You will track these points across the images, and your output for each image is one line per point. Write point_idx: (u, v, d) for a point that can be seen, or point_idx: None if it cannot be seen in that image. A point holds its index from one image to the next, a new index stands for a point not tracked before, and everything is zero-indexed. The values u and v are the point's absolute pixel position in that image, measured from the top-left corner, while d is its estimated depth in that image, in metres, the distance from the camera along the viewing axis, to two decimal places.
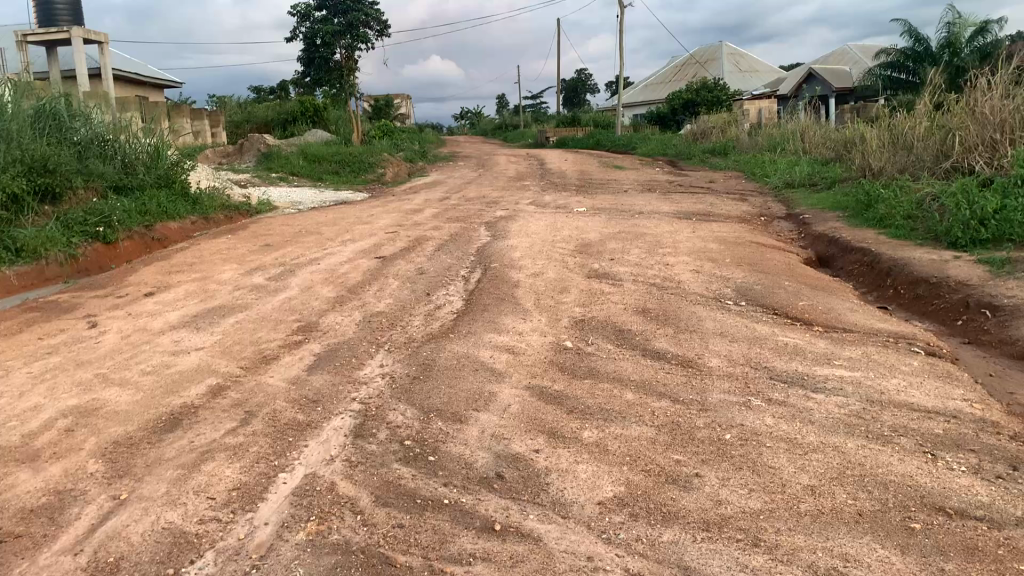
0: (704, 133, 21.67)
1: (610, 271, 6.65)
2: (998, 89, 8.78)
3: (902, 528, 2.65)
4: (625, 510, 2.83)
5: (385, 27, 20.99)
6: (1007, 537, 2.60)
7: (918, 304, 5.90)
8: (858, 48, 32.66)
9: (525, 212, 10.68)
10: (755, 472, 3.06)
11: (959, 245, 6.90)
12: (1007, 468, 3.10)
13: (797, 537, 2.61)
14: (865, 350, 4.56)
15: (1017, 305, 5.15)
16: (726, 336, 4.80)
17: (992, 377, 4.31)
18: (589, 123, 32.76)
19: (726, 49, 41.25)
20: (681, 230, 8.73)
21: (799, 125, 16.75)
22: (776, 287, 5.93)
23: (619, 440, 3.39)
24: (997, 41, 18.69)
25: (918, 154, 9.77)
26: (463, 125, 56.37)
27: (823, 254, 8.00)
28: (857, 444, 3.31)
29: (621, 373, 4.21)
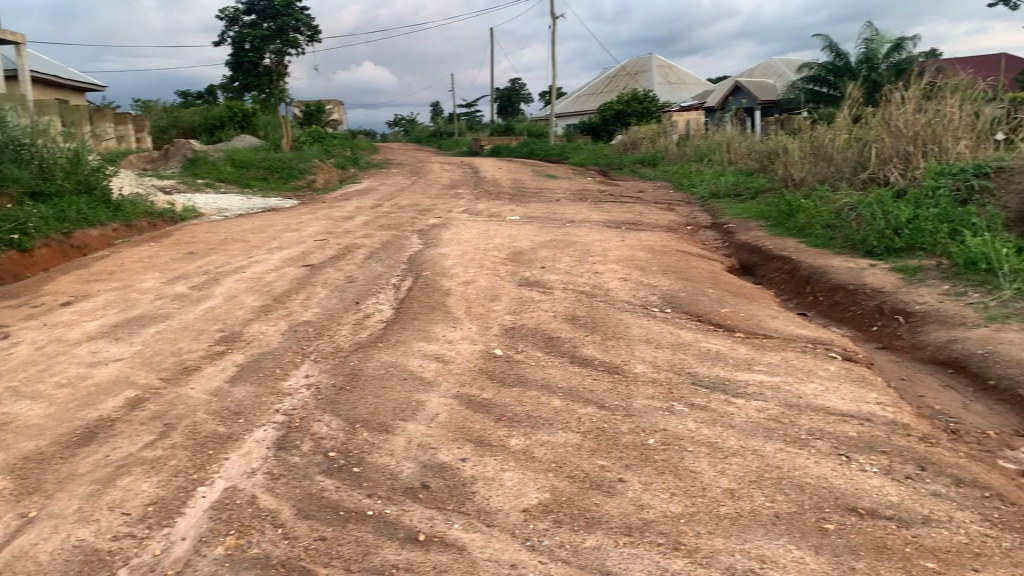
0: (633, 143, 21.98)
1: (541, 279, 6.68)
2: (912, 102, 9.11)
3: (816, 529, 2.72)
4: (549, 517, 2.85)
5: (315, 32, 20.73)
6: (915, 535, 2.70)
7: (835, 311, 6.09)
8: (781, 62, 33.62)
9: (458, 219, 10.67)
10: (677, 477, 3.11)
11: (874, 254, 7.15)
12: (916, 468, 3.22)
13: (716, 540, 2.66)
14: (785, 355, 4.68)
15: (927, 311, 5.36)
16: (652, 342, 4.88)
17: (904, 380, 4.48)
18: (523, 132, 32.87)
19: (656, 61, 41.98)
20: (610, 238, 8.85)
21: (725, 136, 17.14)
22: (700, 295, 6.05)
23: (545, 447, 3.41)
24: (911, 58, 19.52)
25: (838, 166, 10.11)
26: (396, 132, 55.97)
27: (746, 262, 8.20)
28: (776, 447, 3.39)
29: (548, 380, 4.24)
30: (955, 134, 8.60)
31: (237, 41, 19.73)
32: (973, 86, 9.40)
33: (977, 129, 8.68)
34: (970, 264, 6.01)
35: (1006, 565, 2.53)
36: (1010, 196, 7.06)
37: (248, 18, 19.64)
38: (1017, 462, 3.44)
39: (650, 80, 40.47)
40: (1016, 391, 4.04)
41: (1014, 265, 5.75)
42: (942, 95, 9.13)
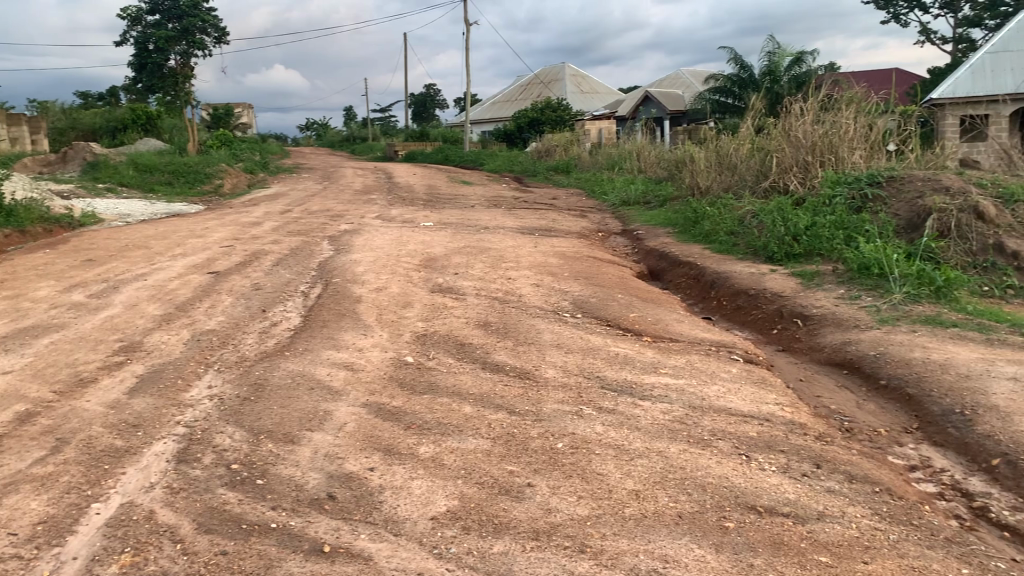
0: (547, 152, 22.15)
1: (454, 285, 6.66)
2: (811, 113, 9.47)
3: (717, 527, 2.80)
4: (457, 524, 2.84)
5: (223, 35, 20.24)
6: (810, 531, 2.80)
7: (738, 314, 6.27)
8: (689, 74, 34.53)
9: (370, 225, 10.55)
10: (584, 480, 3.14)
11: (775, 260, 7.40)
12: (812, 466, 3.34)
13: (621, 542, 2.70)
14: (690, 359, 4.80)
15: (824, 314, 5.58)
16: (563, 347, 4.93)
17: (801, 381, 4.64)
18: (438, 138, 32.79)
19: (569, 70, 42.53)
20: (524, 245, 8.89)
21: (635, 144, 17.48)
22: (610, 300, 6.15)
23: (455, 454, 3.40)
24: (810, 71, 20.36)
25: (741, 175, 10.43)
26: (308, 137, 55.06)
27: (654, 268, 8.36)
28: (679, 448, 3.47)
29: (459, 387, 4.23)
30: (850, 145, 8.98)
31: (140, 41, 19.09)
32: (866, 99, 9.83)
33: (870, 140, 9.09)
34: (863, 268, 6.28)
35: (893, 556, 2.66)
36: (900, 204, 7.41)
37: (151, 18, 19.05)
38: (906, 458, 3.61)
39: (563, 89, 40.97)
40: (905, 390, 4.24)
41: (903, 269, 6.04)
42: (837, 107, 9.53)
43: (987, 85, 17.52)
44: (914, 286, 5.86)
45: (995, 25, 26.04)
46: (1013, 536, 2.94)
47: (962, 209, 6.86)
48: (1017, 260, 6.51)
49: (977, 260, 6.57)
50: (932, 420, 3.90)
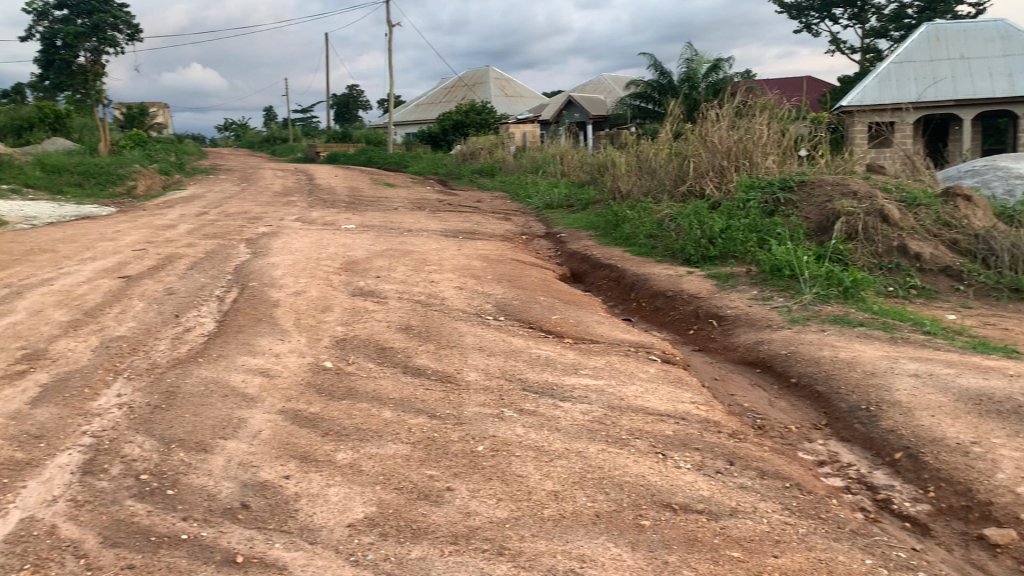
0: (471, 154, 22.14)
1: (375, 288, 6.61)
2: (726, 119, 9.72)
3: (634, 526, 2.83)
4: (375, 531, 2.80)
5: (135, 32, 19.65)
6: (723, 527, 2.86)
7: (657, 316, 6.38)
8: (611, 79, 35.05)
9: (289, 228, 10.38)
10: (504, 482, 3.14)
11: (692, 262, 7.57)
12: (725, 463, 3.42)
13: (539, 543, 2.72)
14: (610, 360, 4.85)
15: (739, 315, 5.72)
16: (484, 350, 4.93)
17: (717, 380, 4.74)
18: (361, 139, 32.45)
19: (492, 74, 42.62)
20: (447, 248, 8.86)
21: (558, 148, 17.63)
22: (532, 302, 6.18)
23: (373, 459, 3.35)
24: (727, 78, 20.91)
25: (660, 180, 10.63)
26: (226, 137, 53.79)
27: (576, 270, 8.44)
28: (598, 448, 3.51)
29: (379, 391, 4.18)
30: (764, 150, 9.26)
31: (46, 37, 18.33)
32: (779, 105, 10.14)
33: (782, 146, 9.38)
34: (775, 270, 6.47)
35: (802, 549, 2.74)
36: (810, 208, 7.66)
37: (59, 13, 18.35)
38: (815, 454, 3.73)
39: (487, 92, 41.05)
40: (814, 387, 4.38)
41: (813, 271, 6.24)
42: (751, 113, 9.80)
43: (892, 94, 18.30)
44: (824, 287, 6.07)
45: (900, 37, 27.20)
46: (913, 526, 3.07)
47: (868, 213, 7.13)
48: (918, 262, 6.80)
49: (882, 261, 6.84)
50: (840, 416, 4.04)
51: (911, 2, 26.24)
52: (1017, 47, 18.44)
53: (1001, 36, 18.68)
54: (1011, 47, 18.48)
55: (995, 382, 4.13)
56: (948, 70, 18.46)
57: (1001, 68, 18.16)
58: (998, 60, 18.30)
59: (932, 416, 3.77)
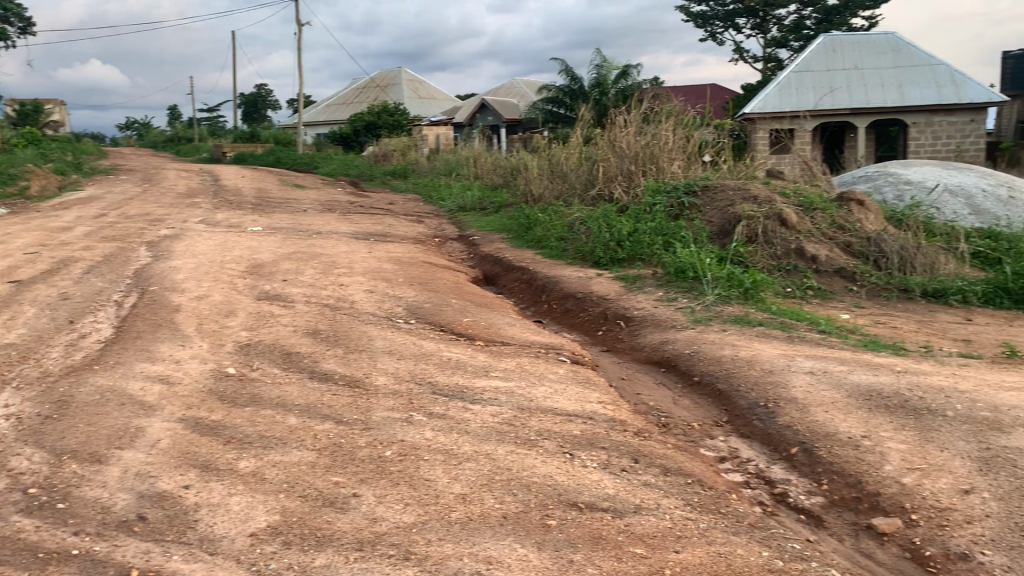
0: (383, 155, 21.96)
1: (282, 292, 6.48)
2: (633, 125, 9.93)
3: (540, 526, 2.86)
4: (278, 539, 2.75)
5: (28, 25, 18.79)
6: (627, 524, 2.92)
7: (567, 317, 6.45)
8: (523, 83, 35.30)
9: (193, 230, 10.07)
10: (411, 487, 3.12)
11: (601, 264, 7.70)
12: (630, 461, 3.49)
13: (446, 546, 2.71)
14: (519, 361, 4.88)
15: (645, 316, 5.84)
16: (394, 354, 4.89)
17: (623, 380, 4.83)
18: (270, 139, 31.78)
19: (405, 75, 42.35)
20: (357, 250, 8.76)
21: (471, 151, 17.67)
22: (444, 305, 6.16)
23: (277, 467, 3.28)
24: (635, 84, 21.34)
25: (571, 183, 10.77)
26: (127, 135, 51.85)
27: (488, 272, 8.47)
28: (507, 449, 3.53)
29: (284, 398, 4.10)
30: (670, 156, 9.50)
31: None
32: (684, 112, 10.41)
33: (687, 151, 9.63)
34: (680, 272, 6.64)
35: (702, 544, 2.81)
36: (713, 211, 7.89)
37: None
38: (716, 450, 3.84)
39: (400, 93, 40.81)
40: (716, 385, 4.50)
41: (715, 272, 6.43)
42: (658, 120, 10.02)
43: (791, 102, 18.99)
44: (725, 287, 6.26)
45: (799, 47, 28.26)
46: (808, 518, 3.19)
47: (768, 216, 7.38)
48: (815, 263, 7.07)
49: (781, 263, 7.09)
50: (739, 413, 4.17)
51: (809, 13, 27.28)
52: (905, 59, 19.40)
53: (891, 49, 19.69)
54: (900, 59, 19.43)
55: (883, 378, 4.34)
56: (843, 80, 19.28)
57: (892, 78, 19.04)
58: (889, 71, 19.20)
59: (826, 412, 3.93)
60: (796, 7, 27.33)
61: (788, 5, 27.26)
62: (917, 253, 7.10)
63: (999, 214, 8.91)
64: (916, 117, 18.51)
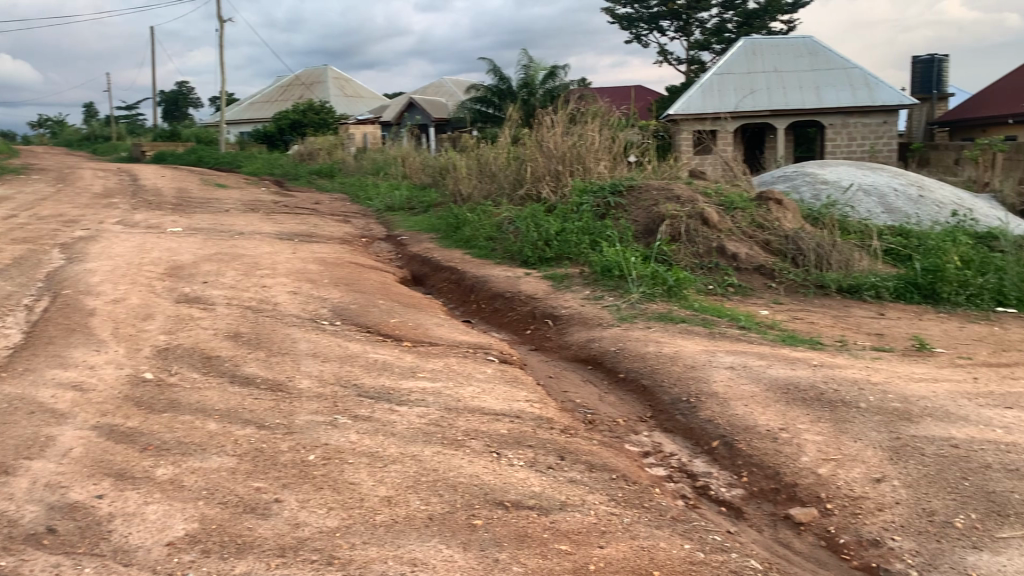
0: (309, 155, 21.63)
1: (202, 294, 6.32)
2: (560, 125, 9.99)
3: (466, 526, 2.85)
4: (196, 548, 2.68)
5: None
6: (552, 521, 2.93)
7: (495, 317, 6.45)
8: (451, 83, 35.22)
9: (110, 232, 9.74)
10: (335, 491, 3.08)
11: (529, 263, 7.73)
12: (556, 459, 3.51)
13: (370, 550, 2.68)
14: (447, 361, 4.87)
15: (572, 314, 5.89)
16: (319, 356, 4.82)
17: (551, 378, 4.86)
18: (192, 138, 30.98)
19: (331, 73, 41.77)
20: (281, 251, 8.61)
21: (399, 150, 17.54)
22: (370, 306, 6.10)
23: (197, 473, 3.20)
24: (562, 85, 21.51)
25: (499, 183, 10.78)
26: (40, 133, 49.89)
27: (415, 273, 8.42)
28: (433, 450, 3.51)
29: (204, 403, 4.00)
30: (596, 156, 9.60)
31: None
32: (609, 113, 10.53)
33: (613, 152, 9.75)
34: (606, 270, 6.71)
35: (626, 539, 2.85)
36: (638, 210, 8.00)
37: None
38: (641, 445, 3.89)
39: (326, 92, 40.26)
40: (640, 381, 4.57)
41: (640, 271, 6.52)
42: (584, 120, 10.12)
43: (714, 103, 19.40)
44: (650, 286, 6.35)
45: (721, 50, 28.87)
46: (729, 510, 3.27)
47: (690, 216, 7.52)
48: (736, 261, 7.23)
49: (703, 261, 7.23)
50: (663, 408, 4.24)
51: (730, 17, 27.90)
52: (822, 63, 20.02)
53: (808, 52, 20.27)
54: (817, 62, 20.03)
55: (800, 372, 4.46)
56: (762, 82, 19.77)
57: (809, 81, 19.62)
58: (806, 74, 19.77)
59: (745, 405, 4.02)
60: (718, 11, 27.91)
61: (710, 8, 27.82)
62: (833, 250, 7.33)
63: (909, 212, 9.25)
64: (832, 118, 19.11)
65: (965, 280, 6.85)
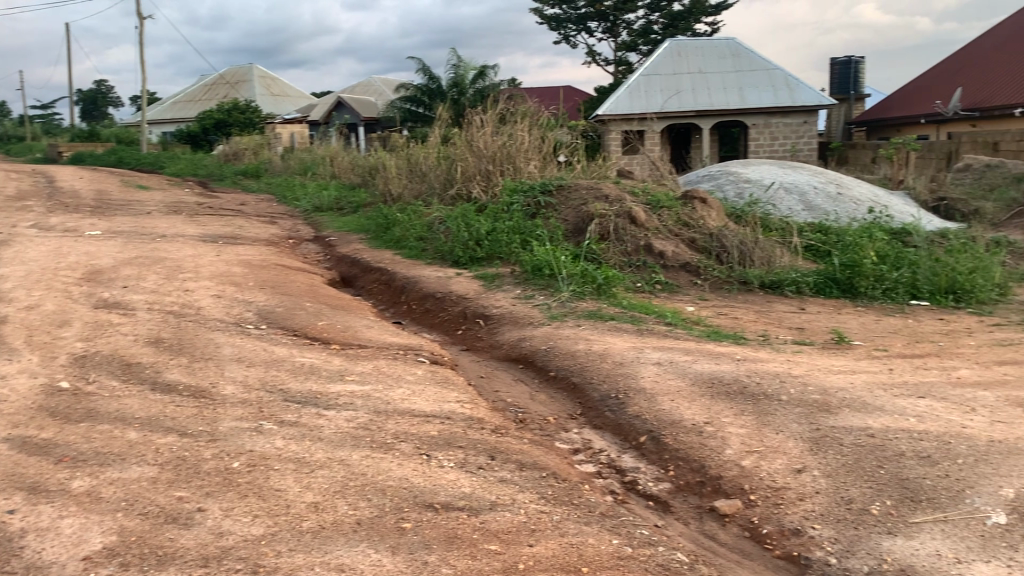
0: (235, 155, 21.19)
1: (121, 299, 6.13)
2: (490, 125, 9.99)
3: (395, 529, 2.83)
4: (114, 561, 2.60)
5: None
6: (483, 521, 2.93)
7: (426, 317, 6.42)
8: (382, 83, 34.95)
9: (23, 236, 9.38)
10: (260, 498, 3.02)
11: (460, 264, 7.72)
12: (487, 459, 3.51)
13: (297, 557, 2.64)
14: (376, 363, 4.82)
15: (503, 314, 5.90)
16: (244, 361, 4.72)
17: (482, 378, 4.86)
18: (111, 139, 30.05)
19: (257, 72, 41.00)
20: (205, 254, 8.40)
21: (328, 150, 17.31)
22: (297, 309, 6.00)
23: (115, 484, 3.10)
24: (492, 85, 21.55)
25: (430, 183, 10.73)
26: None
27: (345, 274, 8.32)
28: (362, 454, 3.47)
29: (123, 411, 3.88)
30: (526, 156, 9.64)
31: None
32: (538, 113, 10.59)
33: (542, 152, 9.81)
34: (537, 270, 6.74)
35: (555, 536, 2.87)
36: (568, 210, 8.06)
37: None
38: (571, 442, 3.92)
39: (252, 90, 39.51)
40: (570, 379, 4.61)
41: (569, 270, 6.57)
42: (514, 120, 10.15)
43: (641, 103, 19.66)
44: (579, 284, 6.40)
45: (648, 51, 29.30)
46: (656, 504, 3.32)
47: (618, 215, 7.60)
48: (662, 259, 7.35)
49: (631, 259, 7.31)
50: (593, 405, 4.28)
51: (656, 18, 28.35)
52: (745, 64, 20.48)
53: (732, 54, 20.72)
54: (740, 64, 20.49)
55: (724, 366, 4.56)
56: (688, 83, 20.13)
57: (733, 82, 20.05)
58: (730, 75, 20.20)
59: (672, 400, 4.09)
60: (644, 12, 28.30)
61: (636, 9, 28.20)
62: (755, 247, 7.49)
63: (828, 210, 9.53)
64: (755, 119, 19.57)
65: (881, 274, 7.07)
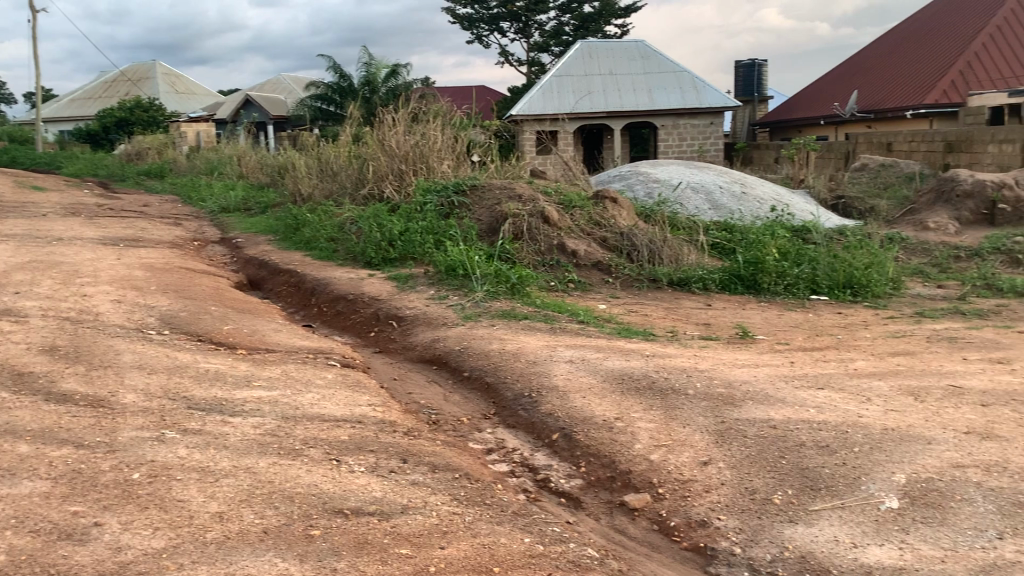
0: (137, 154, 20.44)
1: (13, 306, 5.84)
2: (402, 124, 9.90)
3: (303, 537, 2.78)
4: None
5: None
6: (393, 525, 2.91)
7: (338, 319, 6.33)
8: (292, 82, 34.31)
9: None
10: (162, 510, 2.92)
11: (373, 264, 7.65)
12: (399, 461, 3.48)
13: (199, 569, 2.56)
14: (285, 368, 4.73)
15: (416, 315, 5.86)
16: (145, 368, 4.56)
17: (395, 380, 4.81)
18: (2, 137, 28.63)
19: (161, 69, 39.70)
20: (104, 257, 8.07)
21: (236, 150, 16.91)
22: (202, 313, 5.83)
23: (4, 501, 2.95)
24: (404, 84, 21.40)
25: (341, 183, 10.57)
26: None
27: (253, 276, 8.12)
28: (269, 462, 3.39)
29: (13, 424, 3.69)
30: (439, 155, 9.62)
31: None
32: (450, 112, 10.55)
33: (456, 151, 9.81)
34: (450, 270, 6.72)
35: (467, 537, 2.86)
36: (481, 210, 8.07)
37: None
38: (484, 442, 3.92)
39: (156, 88, 38.24)
40: (483, 379, 4.61)
41: (483, 269, 6.57)
42: (426, 119, 10.09)
43: (554, 104, 19.82)
44: (493, 284, 6.41)
45: (560, 52, 29.60)
46: (568, 501, 3.35)
47: (532, 214, 7.64)
48: (575, 258, 7.44)
49: (545, 258, 7.37)
50: (506, 405, 4.29)
51: (567, 20, 28.66)
52: (654, 66, 20.88)
53: (641, 55, 21.09)
54: (649, 65, 20.88)
55: (634, 362, 4.64)
56: (599, 84, 20.40)
57: (643, 83, 20.43)
58: (639, 77, 20.57)
59: (583, 397, 4.13)
60: (555, 14, 28.57)
61: (548, 11, 28.43)
62: (663, 246, 7.64)
63: (733, 209, 9.81)
64: (664, 120, 19.98)
65: (783, 270, 7.31)
